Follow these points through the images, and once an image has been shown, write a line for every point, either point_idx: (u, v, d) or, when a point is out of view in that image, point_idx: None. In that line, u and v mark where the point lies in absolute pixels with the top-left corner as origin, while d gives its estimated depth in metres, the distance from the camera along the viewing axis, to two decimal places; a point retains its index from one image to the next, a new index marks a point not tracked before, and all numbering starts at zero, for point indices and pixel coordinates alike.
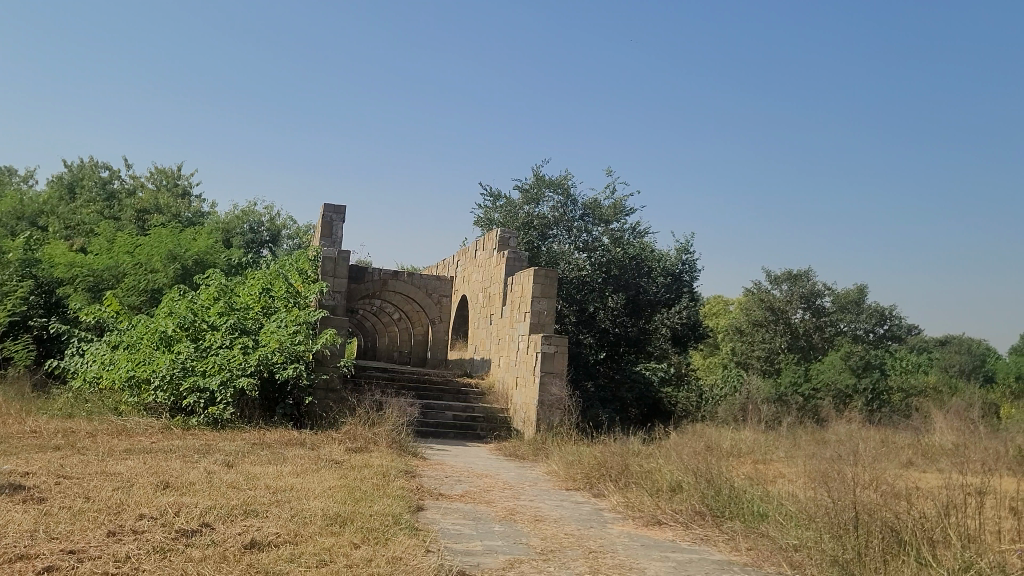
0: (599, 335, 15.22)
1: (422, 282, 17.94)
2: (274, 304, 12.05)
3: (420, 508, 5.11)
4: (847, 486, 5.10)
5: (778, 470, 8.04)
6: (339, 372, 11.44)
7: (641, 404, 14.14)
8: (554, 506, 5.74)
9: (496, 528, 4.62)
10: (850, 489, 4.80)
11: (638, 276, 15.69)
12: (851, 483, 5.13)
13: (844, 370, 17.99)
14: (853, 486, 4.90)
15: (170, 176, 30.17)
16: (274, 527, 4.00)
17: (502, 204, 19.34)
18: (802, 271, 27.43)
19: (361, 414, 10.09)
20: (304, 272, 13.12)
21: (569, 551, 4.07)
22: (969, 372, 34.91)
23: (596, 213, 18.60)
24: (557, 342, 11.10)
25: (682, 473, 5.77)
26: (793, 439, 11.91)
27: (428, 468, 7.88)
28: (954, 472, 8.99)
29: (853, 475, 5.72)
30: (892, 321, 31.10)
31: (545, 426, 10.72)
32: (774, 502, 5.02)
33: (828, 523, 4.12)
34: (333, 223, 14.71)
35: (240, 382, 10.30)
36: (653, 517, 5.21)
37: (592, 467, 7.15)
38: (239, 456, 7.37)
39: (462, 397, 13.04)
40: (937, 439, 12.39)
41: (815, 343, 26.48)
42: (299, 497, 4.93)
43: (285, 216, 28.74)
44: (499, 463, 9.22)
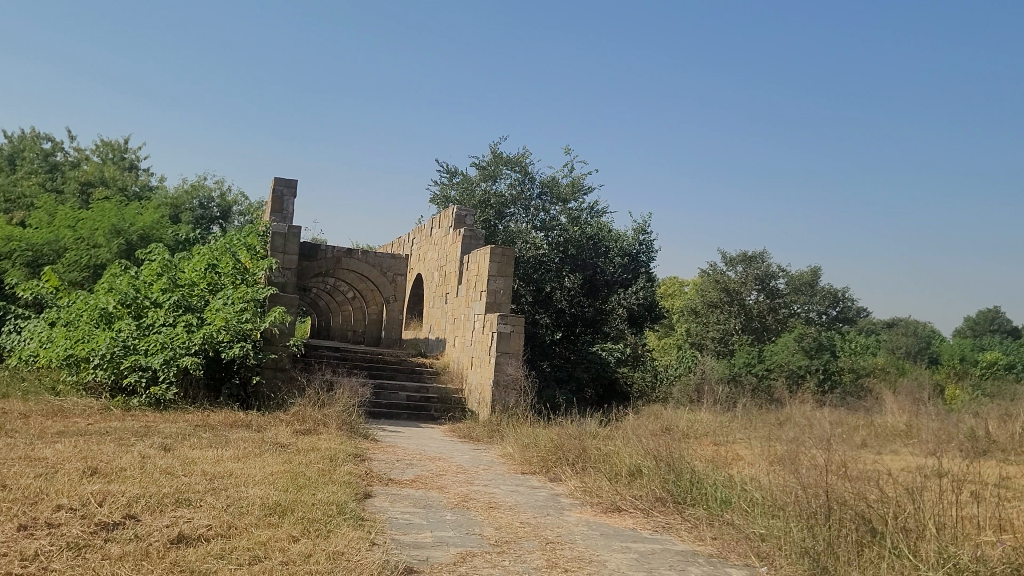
0: (555, 315, 15.02)
1: (376, 261, 17.55)
2: (221, 280, 11.58)
3: (368, 495, 4.82)
4: (813, 471, 4.94)
5: (736, 452, 7.90)
6: (288, 351, 11.05)
7: (597, 384, 13.87)
8: (510, 492, 5.49)
9: (448, 516, 4.36)
10: (819, 474, 4.63)
11: (596, 256, 15.46)
12: (817, 467, 4.97)
13: (797, 351, 18.00)
14: (821, 473, 4.73)
15: (116, 149, 29.27)
16: (206, 518, 3.69)
17: (459, 181, 19.01)
18: (757, 253, 27.56)
19: (311, 394, 9.74)
20: (252, 248, 12.65)
21: (525, 542, 3.83)
22: (915, 354, 35.55)
23: (554, 192, 18.36)
24: (513, 321, 10.85)
25: (642, 456, 5.56)
26: (749, 421, 11.83)
27: (378, 451, 7.60)
28: (908, 456, 8.95)
29: (817, 459, 5.57)
30: (844, 303, 31.43)
31: (500, 407, 10.50)
32: (739, 487, 4.82)
33: (797, 514, 3.92)
34: (284, 197, 14.23)
35: (184, 361, 9.88)
36: (612, 504, 5.00)
37: (548, 450, 6.91)
38: (178, 439, 7.02)
39: (416, 377, 12.75)
40: (890, 420, 12.41)
41: (768, 324, 26.64)
42: (237, 485, 4.61)
43: (236, 192, 28.08)
44: (453, 446, 8.96)
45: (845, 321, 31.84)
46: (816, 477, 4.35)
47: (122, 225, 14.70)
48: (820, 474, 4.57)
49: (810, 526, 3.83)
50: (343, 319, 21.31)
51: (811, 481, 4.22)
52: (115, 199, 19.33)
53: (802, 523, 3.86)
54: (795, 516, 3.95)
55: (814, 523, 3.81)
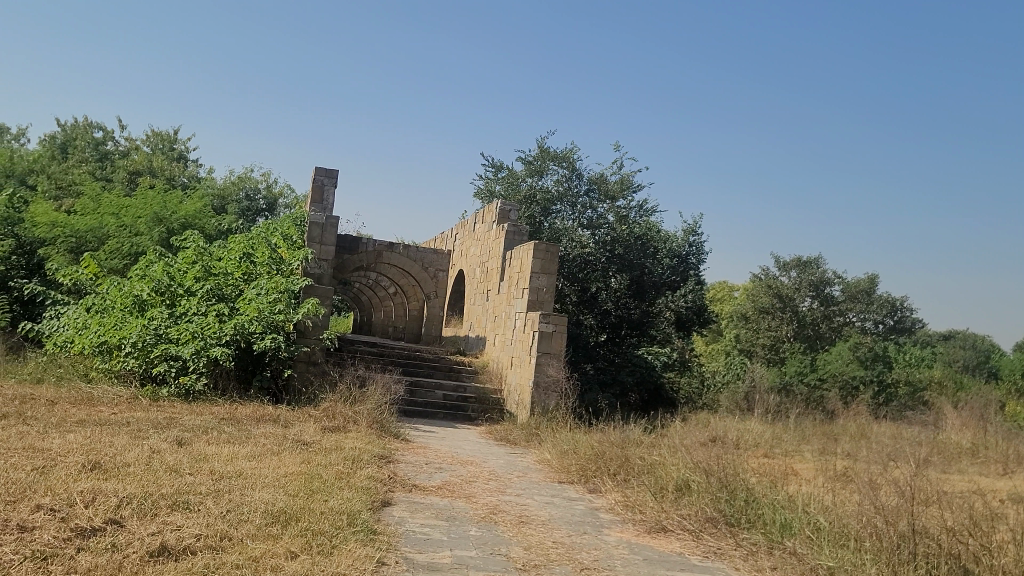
0: (600, 316, 14.50)
1: (419, 256, 17.18)
2: (257, 270, 11.29)
3: (387, 504, 4.37)
4: (887, 497, 4.39)
5: (791, 468, 7.31)
6: (322, 345, 10.70)
7: (642, 389, 13.34)
8: (543, 504, 5.01)
9: (472, 532, 3.89)
10: (898, 499, 4.07)
11: (644, 256, 14.83)
12: (891, 491, 4.41)
13: (851, 361, 17.23)
14: (899, 500, 4.17)
15: (165, 140, 29.41)
16: (200, 527, 3.28)
17: (504, 176, 18.59)
18: (812, 258, 26.69)
19: (342, 389, 9.37)
20: (290, 237, 12.36)
21: (558, 567, 3.35)
22: (973, 368, 34.26)
23: (602, 189, 17.85)
24: (556, 320, 10.37)
25: (692, 470, 5.04)
26: (801, 433, 11.20)
27: (407, 452, 7.18)
28: (979, 478, 8.31)
29: (885, 481, 5.01)
30: (900, 312, 30.36)
31: (540, 409, 10.03)
32: (801, 510, 4.28)
33: (879, 554, 3.39)
34: (324, 187, 13.92)
35: (214, 352, 9.58)
36: (657, 523, 4.50)
37: (588, 459, 6.42)
38: (199, 433, 6.65)
39: (454, 375, 12.34)
40: (953, 438, 11.66)
41: (822, 333, 25.76)
42: (243, 487, 4.20)
43: (283, 184, 28.05)
44: (489, 449, 8.51)
45: (901, 332, 30.78)
46: (900, 503, 3.80)
47: (164, 213, 14.53)
48: (901, 501, 4.01)
49: (893, 567, 3.29)
50: (385, 315, 21.03)
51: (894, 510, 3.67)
52: (160, 187, 19.24)
53: (882, 562, 3.33)
54: (872, 554, 3.41)
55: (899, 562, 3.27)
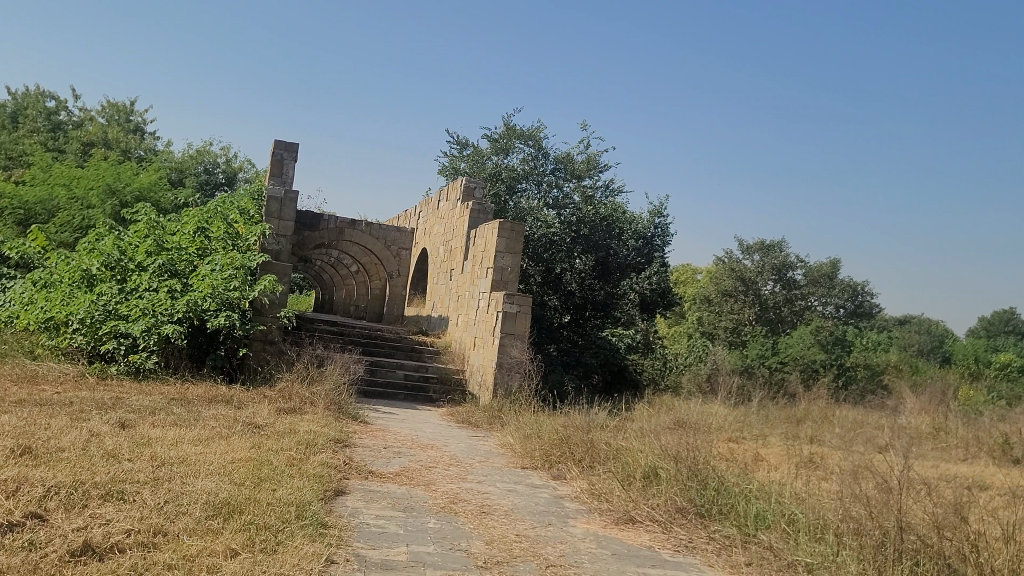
0: (565, 298, 14.29)
1: (381, 233, 16.83)
2: (211, 245, 10.90)
3: (340, 493, 4.11)
4: (862, 488, 4.23)
5: (757, 453, 7.17)
6: (279, 323, 10.38)
7: (605, 371, 13.15)
8: (506, 492, 4.79)
9: (430, 525, 3.65)
10: (875, 491, 3.91)
11: (609, 237, 14.66)
12: (867, 483, 4.25)
13: (813, 345, 17.22)
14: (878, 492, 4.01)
15: (121, 110, 28.58)
16: (132, 521, 3.00)
17: (469, 153, 18.30)
18: (775, 242, 26.79)
19: (299, 369, 9.07)
20: (247, 212, 11.96)
21: (521, 565, 3.12)
22: (927, 352, 34.77)
23: (568, 168, 17.64)
24: (520, 300, 10.15)
25: (660, 457, 4.84)
26: (765, 416, 11.12)
27: (365, 436, 6.92)
28: (944, 463, 8.25)
29: (857, 470, 4.86)
30: (861, 296, 30.60)
31: (503, 391, 9.82)
32: (775, 501, 4.11)
33: (863, 554, 3.19)
34: (284, 161, 13.51)
35: (166, 329, 9.21)
36: (624, 514, 4.30)
37: (552, 444, 6.20)
38: (144, 415, 6.32)
39: (415, 356, 12.07)
40: (913, 422, 11.66)
41: (784, 316, 25.86)
42: (185, 475, 3.91)
43: (243, 158, 27.42)
44: (450, 432, 8.28)
45: (862, 315, 31.04)
46: (881, 497, 3.63)
47: (117, 185, 14.01)
48: (881, 492, 3.84)
49: (878, 567, 3.10)
50: (347, 294, 20.66)
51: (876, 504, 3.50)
52: (113, 159, 18.65)
53: (867, 561, 3.14)
54: (853, 549, 3.24)
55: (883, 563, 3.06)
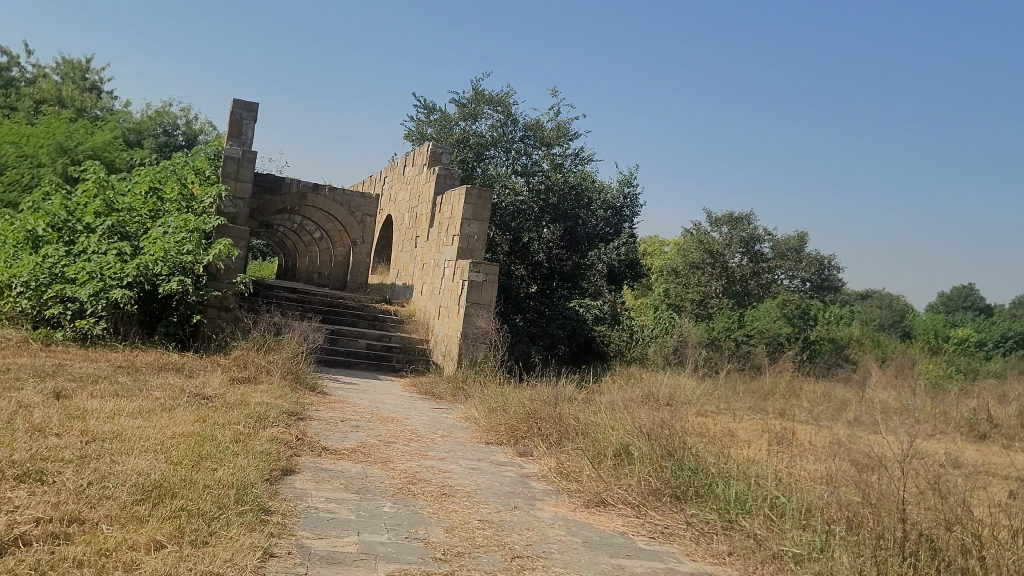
0: (532, 268, 13.93)
1: (345, 199, 16.36)
2: (164, 207, 10.41)
3: (288, 473, 3.79)
4: (846, 472, 3.99)
5: (728, 428, 6.95)
6: (235, 290, 9.97)
7: (572, 342, 12.91)
8: (469, 471, 4.50)
9: (385, 509, 3.35)
10: (863, 476, 3.66)
11: (578, 207, 14.33)
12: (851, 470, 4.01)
13: (779, 318, 17.11)
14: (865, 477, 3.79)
15: (77, 68, 27.59)
16: (45, 507, 2.65)
17: (435, 118, 17.86)
18: (744, 215, 26.75)
19: (255, 337, 8.70)
20: (202, 172, 11.44)
21: (484, 557, 2.83)
22: (888, 327, 35.08)
23: (538, 135, 17.27)
24: (487, 269, 9.82)
25: (633, 434, 4.58)
26: (732, 390, 10.95)
27: (322, 407, 6.59)
28: (914, 436, 8.13)
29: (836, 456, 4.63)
30: (827, 269, 30.70)
31: (467, 361, 9.53)
32: (755, 483, 3.86)
33: (860, 547, 2.92)
34: (243, 121, 13.00)
35: (114, 294, 8.76)
36: (595, 496, 4.04)
37: (518, 418, 5.92)
38: (85, 384, 5.93)
39: (378, 325, 11.72)
40: (879, 396, 11.57)
41: (750, 288, 25.84)
42: (118, 453, 3.56)
43: (204, 120, 26.65)
44: (412, 404, 7.98)
45: (826, 289, 31.19)
46: (873, 484, 3.39)
47: (68, 143, 13.40)
48: (870, 479, 3.62)
49: (877, 561, 2.83)
50: (309, 261, 20.21)
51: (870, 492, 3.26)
52: (66, 116, 17.92)
53: (865, 554, 2.87)
54: (844, 539, 2.99)
55: (882, 557, 2.81)
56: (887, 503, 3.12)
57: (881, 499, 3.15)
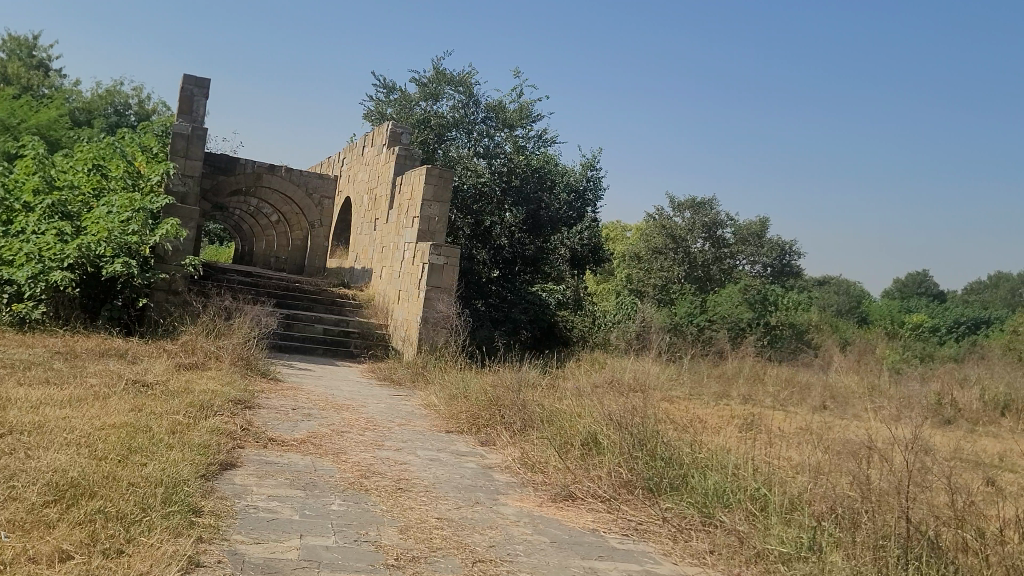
0: (493, 253, 13.53)
1: (302, 181, 15.89)
2: (109, 185, 9.91)
3: (228, 468, 3.47)
4: (827, 467, 3.76)
5: (695, 413, 6.74)
6: (184, 271, 9.52)
7: (535, 326, 12.66)
8: (428, 462, 4.21)
9: (334, 507, 3.04)
10: (846, 472, 3.44)
11: (540, 189, 14.07)
12: (833, 465, 3.78)
13: (740, 303, 17.01)
14: (852, 470, 3.57)
15: (23, 45, 26.60)
16: None
17: (395, 98, 17.44)
18: (706, 200, 26.74)
19: (204, 322, 8.29)
20: (150, 149, 10.92)
21: (444, 561, 2.54)
22: (846, 313, 35.40)
23: (500, 117, 16.89)
24: (447, 252, 9.51)
25: (601, 422, 4.32)
26: (697, 375, 10.76)
27: (273, 395, 6.25)
28: (880, 420, 8.01)
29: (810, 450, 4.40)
30: (788, 255, 30.83)
31: (427, 346, 9.21)
32: (733, 473, 3.62)
33: (854, 547, 2.69)
34: (194, 98, 12.49)
35: (53, 276, 8.28)
36: (563, 489, 3.77)
37: (480, 406, 5.64)
38: (16, 371, 5.52)
39: (336, 309, 11.36)
40: (842, 381, 11.46)
41: (712, 274, 25.83)
42: (37, 447, 3.22)
43: (156, 99, 25.86)
44: (370, 390, 7.66)
45: (787, 275, 31.33)
46: (864, 476, 3.17)
47: (10, 121, 12.80)
48: (857, 472, 3.40)
49: (873, 562, 2.60)
50: (266, 245, 19.73)
51: (863, 487, 3.03)
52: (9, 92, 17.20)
53: (860, 554, 2.64)
54: (835, 537, 2.76)
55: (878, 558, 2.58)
56: (882, 498, 2.89)
57: (876, 494, 2.92)
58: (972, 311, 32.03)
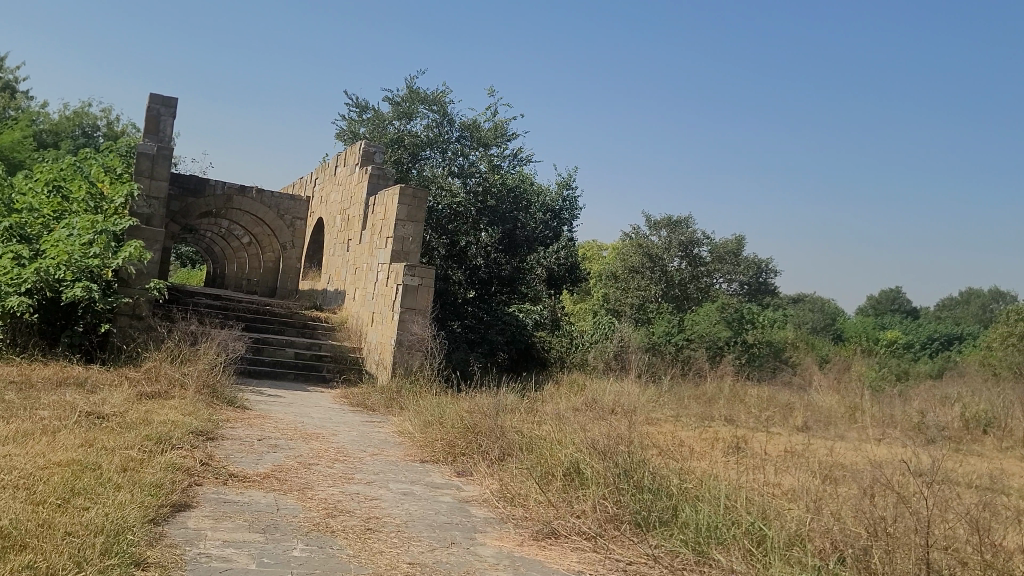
0: (469, 273, 13.25)
1: (274, 202, 15.59)
2: (70, 207, 9.57)
3: (181, 510, 3.20)
4: (825, 501, 3.54)
5: (678, 437, 6.52)
6: (148, 297, 9.15)
7: (512, 348, 12.49)
8: (401, 497, 3.95)
9: (295, 553, 2.79)
10: (846, 508, 3.24)
11: (516, 209, 13.76)
12: (831, 499, 3.56)
13: (718, 322, 16.87)
14: (854, 503, 3.36)
15: None
16: None
17: (369, 117, 17.22)
18: (682, 218, 26.75)
19: (169, 348, 7.99)
20: (113, 169, 10.59)
21: None
22: (821, 329, 35.49)
23: (475, 136, 16.73)
24: (422, 273, 9.28)
25: (584, 450, 4.09)
26: (677, 396, 10.54)
27: (239, 424, 5.97)
28: (865, 440, 7.84)
29: (801, 479, 4.19)
30: (763, 273, 30.87)
31: (402, 370, 8.94)
32: (725, 504, 3.40)
33: None
34: (161, 117, 12.19)
35: (10, 301, 7.95)
36: (545, 526, 3.53)
37: (457, 433, 5.38)
38: None
39: (307, 332, 11.06)
40: (824, 399, 11.29)
41: (689, 293, 25.78)
42: None
43: (126, 121, 25.48)
44: (342, 417, 7.38)
45: (763, 293, 31.38)
46: (868, 513, 2.96)
47: None
48: (859, 507, 3.19)
49: None
50: (238, 267, 19.38)
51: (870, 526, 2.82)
52: None
53: None
54: None
55: None
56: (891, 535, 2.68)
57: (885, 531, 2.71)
58: (946, 328, 32.18)
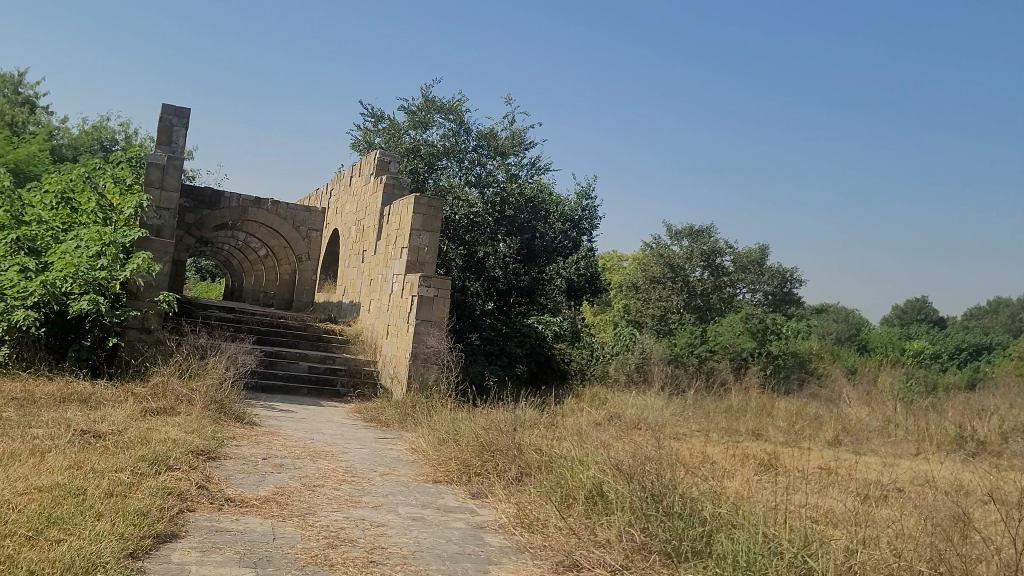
0: (487, 284, 12.99)
1: (289, 213, 15.40)
2: (79, 219, 9.40)
3: (168, 541, 2.92)
4: (875, 530, 3.21)
5: (705, 454, 6.18)
6: (157, 309, 8.96)
7: (530, 361, 12.17)
8: (411, 523, 3.66)
9: None
10: (899, 541, 2.92)
11: (535, 219, 13.43)
12: (880, 527, 3.24)
13: (742, 333, 16.47)
14: (907, 533, 3.04)
15: (9, 82, 26.17)
16: None
17: (384, 127, 17.03)
18: (704, 228, 26.42)
19: (178, 361, 7.75)
20: (123, 181, 10.41)
21: None
22: (847, 339, 34.94)
23: (492, 145, 16.47)
24: (438, 283, 8.99)
25: (607, 472, 3.77)
26: (701, 409, 10.17)
27: (246, 442, 5.70)
28: (903, 455, 7.45)
29: (844, 504, 3.84)
30: (787, 282, 30.37)
31: (417, 384, 8.66)
32: (765, 532, 3.08)
33: None
34: (174, 128, 12.03)
35: (16, 315, 7.75)
36: (567, 556, 3.23)
37: (471, 451, 5.08)
38: None
39: (321, 345, 10.81)
40: (855, 412, 10.88)
41: (712, 303, 25.40)
42: None
43: (145, 134, 25.43)
44: (354, 434, 7.11)
45: (787, 303, 30.92)
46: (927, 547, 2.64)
47: None
48: (914, 540, 2.87)
49: None
50: (255, 280, 19.24)
51: None
52: None
53: None
54: None
55: None
56: None
57: None
58: (975, 338, 31.53)
